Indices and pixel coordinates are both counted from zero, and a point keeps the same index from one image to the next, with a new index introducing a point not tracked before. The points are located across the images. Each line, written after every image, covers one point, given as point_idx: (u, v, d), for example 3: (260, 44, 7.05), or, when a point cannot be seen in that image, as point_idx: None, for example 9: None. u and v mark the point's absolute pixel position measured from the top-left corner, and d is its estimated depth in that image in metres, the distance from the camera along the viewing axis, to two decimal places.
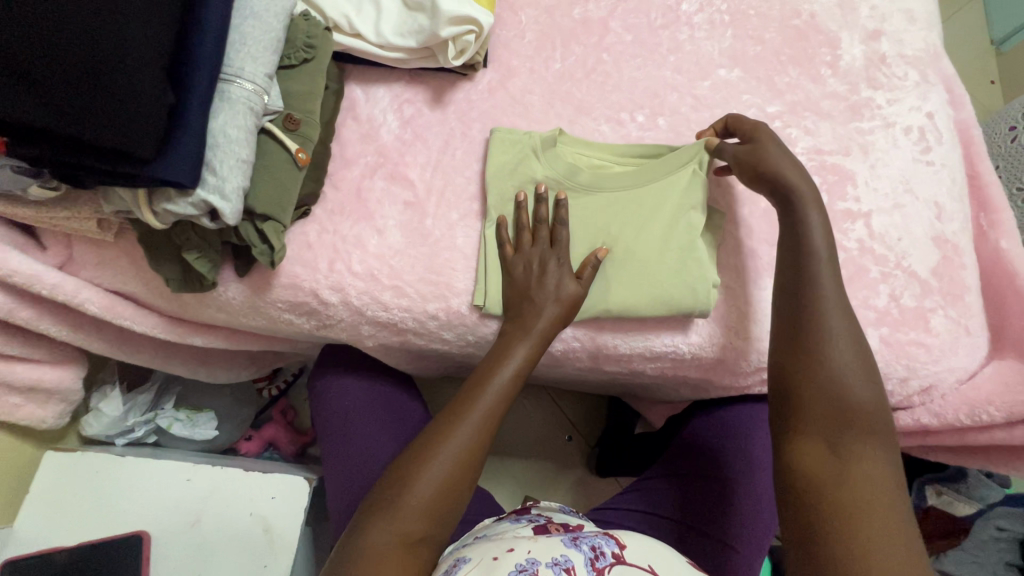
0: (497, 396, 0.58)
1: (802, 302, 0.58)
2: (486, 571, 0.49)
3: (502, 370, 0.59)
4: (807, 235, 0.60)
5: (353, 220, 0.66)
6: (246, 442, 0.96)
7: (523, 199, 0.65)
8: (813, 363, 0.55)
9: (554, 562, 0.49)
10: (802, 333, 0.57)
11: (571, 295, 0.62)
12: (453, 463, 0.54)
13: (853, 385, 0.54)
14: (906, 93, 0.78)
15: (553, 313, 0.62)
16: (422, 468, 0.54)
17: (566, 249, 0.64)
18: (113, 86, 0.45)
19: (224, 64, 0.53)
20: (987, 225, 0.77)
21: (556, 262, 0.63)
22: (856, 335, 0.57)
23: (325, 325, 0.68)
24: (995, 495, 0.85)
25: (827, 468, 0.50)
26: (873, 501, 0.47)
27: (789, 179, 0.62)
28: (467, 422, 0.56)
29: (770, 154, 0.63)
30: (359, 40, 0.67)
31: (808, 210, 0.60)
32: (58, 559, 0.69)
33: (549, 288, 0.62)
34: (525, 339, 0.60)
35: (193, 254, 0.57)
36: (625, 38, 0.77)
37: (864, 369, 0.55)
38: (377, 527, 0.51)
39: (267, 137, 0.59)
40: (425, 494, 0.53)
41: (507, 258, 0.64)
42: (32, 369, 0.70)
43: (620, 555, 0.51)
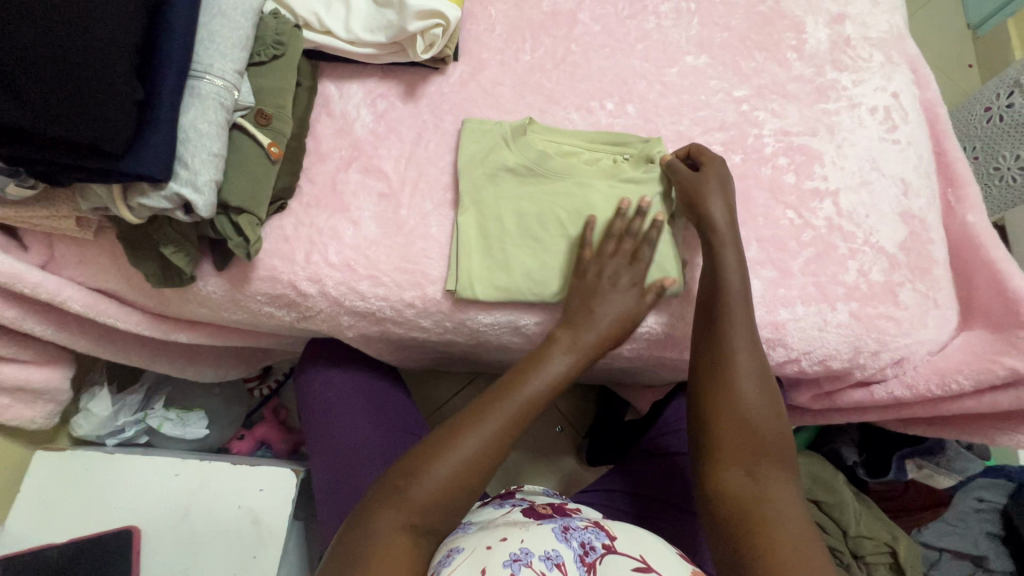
0: (532, 400, 0.59)
1: (712, 329, 0.62)
2: (479, 561, 0.48)
3: (537, 373, 0.60)
4: (725, 278, 0.62)
5: (329, 213, 0.67)
6: (238, 441, 0.98)
7: (625, 207, 0.66)
8: (723, 395, 0.59)
9: (546, 555, 0.48)
10: (717, 370, 0.60)
11: (631, 310, 0.64)
12: (472, 456, 0.55)
13: (757, 413, 0.58)
14: (871, 74, 0.80)
15: (612, 317, 0.63)
16: (438, 457, 0.55)
17: (643, 264, 0.65)
18: (81, 83, 0.46)
19: (194, 62, 0.55)
20: (955, 200, 0.79)
21: (637, 271, 0.65)
22: (761, 361, 0.61)
23: (306, 317, 0.69)
24: (974, 467, 0.87)
25: (746, 495, 0.54)
26: (792, 528, 0.50)
27: (714, 219, 0.64)
28: (492, 422, 0.57)
29: (711, 193, 0.64)
30: (330, 37, 0.69)
31: (725, 249, 0.63)
32: (50, 553, 0.70)
33: (622, 300, 0.64)
34: (567, 351, 0.62)
35: (170, 249, 0.59)
36: (593, 29, 0.79)
37: (769, 401, 0.59)
38: (386, 513, 0.52)
39: (240, 132, 0.60)
40: (438, 484, 0.53)
41: (582, 260, 0.66)
42: (20, 369, 0.71)
43: (610, 546, 0.51)
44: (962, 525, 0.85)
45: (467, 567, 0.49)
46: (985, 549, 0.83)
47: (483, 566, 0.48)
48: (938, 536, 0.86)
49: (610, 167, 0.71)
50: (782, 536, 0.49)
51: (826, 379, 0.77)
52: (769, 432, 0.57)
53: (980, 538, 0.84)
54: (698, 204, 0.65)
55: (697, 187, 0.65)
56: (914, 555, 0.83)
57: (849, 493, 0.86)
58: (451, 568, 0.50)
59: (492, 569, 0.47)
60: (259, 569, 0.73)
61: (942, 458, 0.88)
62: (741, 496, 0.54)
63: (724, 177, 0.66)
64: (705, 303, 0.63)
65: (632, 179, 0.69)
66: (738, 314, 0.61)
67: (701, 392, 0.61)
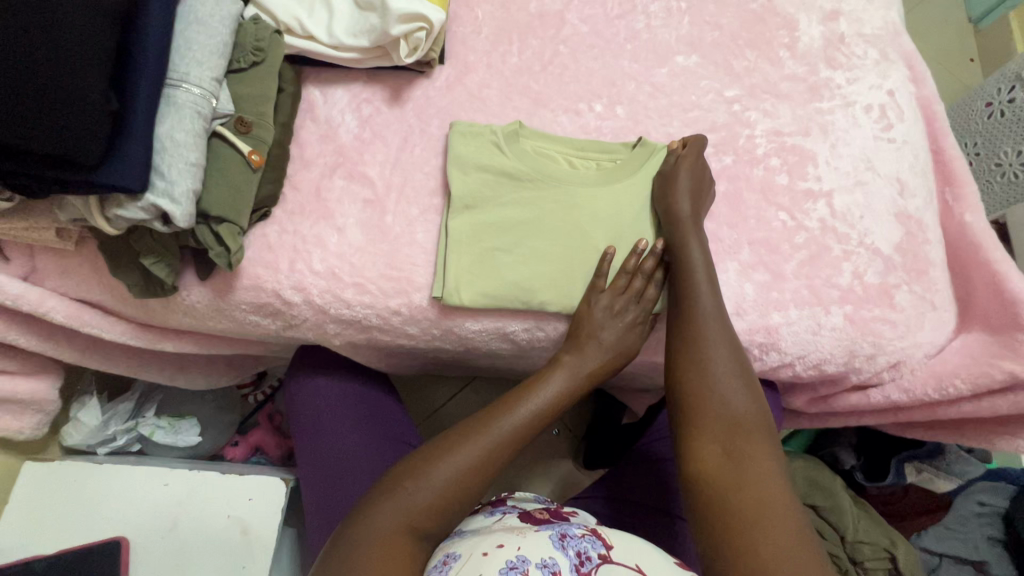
0: (529, 414, 0.59)
1: (682, 308, 0.61)
2: (475, 568, 0.48)
3: (536, 390, 0.61)
4: (690, 261, 0.63)
5: (313, 220, 0.66)
6: (232, 447, 0.97)
7: (641, 247, 0.65)
8: (699, 370, 0.57)
9: (542, 564, 0.47)
10: (689, 345, 0.59)
11: (631, 345, 0.66)
12: (464, 469, 0.55)
13: (732, 388, 0.56)
14: (866, 72, 0.78)
15: (617, 342, 0.64)
16: (431, 468, 0.54)
17: (648, 301, 0.66)
18: (51, 95, 0.46)
19: (170, 70, 0.54)
20: (952, 199, 0.77)
21: (643, 309, 0.66)
22: (731, 337, 0.59)
23: (291, 325, 0.68)
24: (975, 470, 0.87)
25: (725, 471, 0.51)
26: (770, 505, 0.48)
27: (678, 209, 0.65)
28: (486, 434, 0.57)
29: (679, 185, 0.65)
30: (313, 42, 0.68)
31: (688, 238, 0.64)
32: (39, 566, 0.70)
33: (631, 338, 0.65)
34: (560, 374, 0.63)
35: (150, 259, 0.58)
36: (582, 30, 0.78)
37: (745, 377, 0.57)
38: (372, 519, 0.51)
39: (219, 140, 0.60)
40: (427, 491, 0.53)
41: (596, 290, 0.65)
42: (6, 381, 0.71)
43: (606, 555, 0.50)
44: (963, 529, 0.84)
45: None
46: (985, 554, 0.81)
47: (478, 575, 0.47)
48: (939, 541, 0.85)
49: (600, 171, 0.70)
50: (760, 519, 0.47)
51: (821, 383, 0.75)
52: (745, 406, 0.55)
53: (982, 543, 0.82)
54: (669, 188, 0.66)
55: (667, 175, 0.67)
56: (913, 560, 0.82)
57: (848, 498, 0.86)
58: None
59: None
60: None
61: (942, 459, 0.87)
62: (718, 472, 0.51)
63: (698, 169, 0.67)
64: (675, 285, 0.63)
65: (628, 185, 0.69)
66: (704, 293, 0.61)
67: (678, 368, 0.59)
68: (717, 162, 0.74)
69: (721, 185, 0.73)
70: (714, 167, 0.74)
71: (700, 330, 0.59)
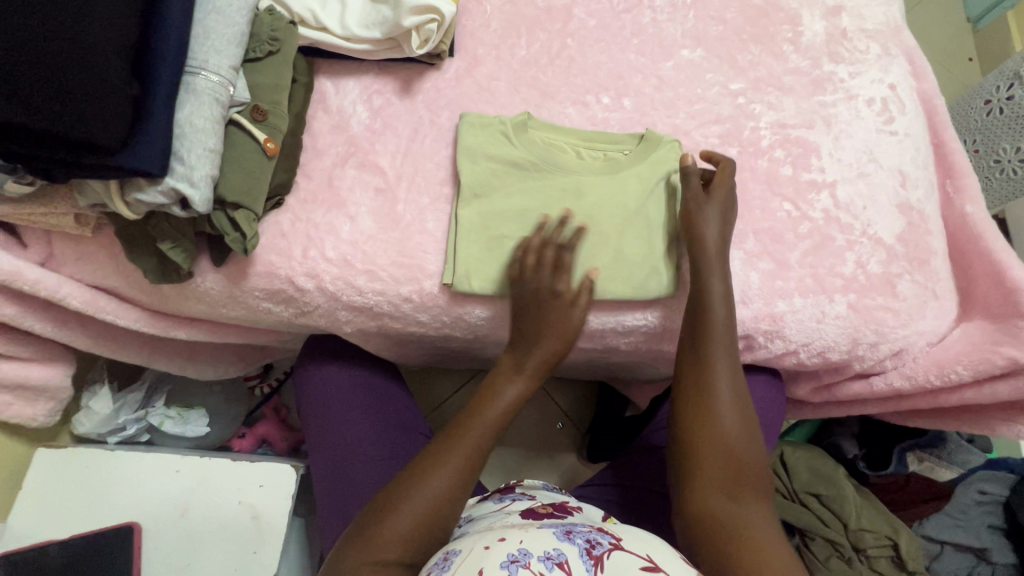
0: (490, 426, 0.61)
1: (695, 354, 0.64)
2: (475, 563, 0.45)
3: (497, 401, 0.62)
4: (710, 302, 0.64)
5: (325, 208, 0.67)
6: (239, 440, 0.98)
7: (544, 225, 0.67)
8: (706, 420, 0.61)
9: (546, 556, 0.45)
10: (699, 391, 0.62)
11: (573, 328, 0.65)
12: (443, 492, 0.55)
13: (735, 439, 0.60)
14: (868, 66, 0.80)
15: (556, 333, 0.65)
16: (408, 494, 0.55)
17: (567, 274, 0.65)
18: (75, 78, 0.47)
19: (189, 58, 0.55)
20: (953, 191, 0.78)
21: (563, 288, 0.65)
22: (739, 387, 0.63)
23: (303, 312, 0.69)
24: (976, 459, 0.88)
25: (727, 517, 0.55)
26: (767, 553, 0.51)
27: (704, 238, 0.65)
28: (458, 455, 0.58)
29: (708, 216, 0.65)
30: (326, 33, 0.69)
31: (711, 277, 0.64)
32: (53, 551, 0.71)
33: (562, 318, 0.65)
34: (517, 378, 0.64)
35: (167, 244, 0.59)
36: (589, 24, 0.79)
37: (749, 428, 0.61)
38: (361, 553, 0.52)
39: (236, 128, 0.61)
40: (406, 519, 0.53)
41: (512, 280, 0.66)
42: (19, 367, 0.72)
43: (616, 543, 0.48)
44: (965, 518, 0.85)
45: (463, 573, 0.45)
46: (987, 542, 0.83)
47: (479, 568, 0.44)
48: (940, 528, 0.86)
49: (606, 162, 0.71)
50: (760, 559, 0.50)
51: (825, 371, 0.77)
52: (747, 457, 0.59)
53: (983, 530, 0.84)
54: (693, 212, 0.66)
55: (693, 203, 0.66)
56: (916, 547, 0.83)
57: (850, 486, 0.87)
58: (450, 572, 0.46)
59: (488, 570, 0.44)
60: (261, 564, 0.74)
61: (945, 449, 0.90)
62: (721, 517, 0.55)
63: (726, 202, 0.67)
64: (688, 327, 0.65)
65: (636, 175, 0.70)
66: (719, 339, 0.63)
67: (686, 415, 0.62)
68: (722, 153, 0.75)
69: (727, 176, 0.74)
70: None
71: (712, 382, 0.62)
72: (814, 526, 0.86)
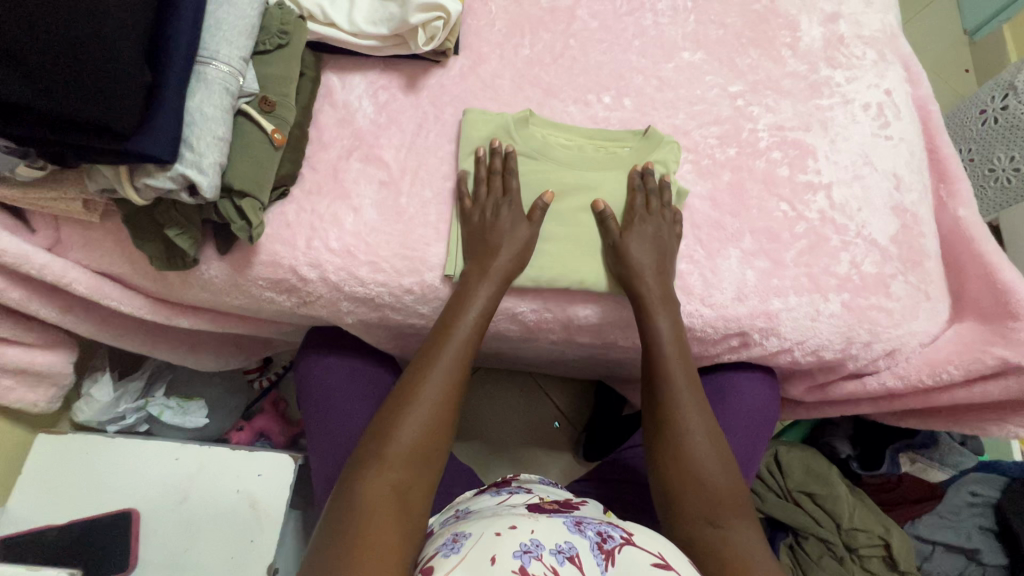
0: (463, 342, 0.62)
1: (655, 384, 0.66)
2: (488, 548, 0.45)
3: (467, 310, 0.64)
4: (660, 339, 0.66)
5: (330, 200, 0.68)
6: (237, 432, 0.98)
7: (481, 154, 0.69)
8: (682, 439, 0.63)
9: (557, 549, 0.45)
10: (670, 421, 0.64)
11: (528, 237, 0.67)
12: (433, 415, 0.58)
13: (711, 460, 0.62)
14: (864, 72, 0.81)
15: (510, 251, 0.66)
16: (398, 428, 0.57)
17: (516, 197, 0.68)
18: (89, 65, 0.48)
19: (200, 48, 0.57)
20: (947, 196, 0.80)
21: (512, 209, 0.67)
22: (705, 413, 0.65)
23: (306, 302, 0.70)
24: (967, 462, 0.90)
25: (711, 531, 0.57)
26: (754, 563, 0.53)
27: (643, 277, 0.66)
28: (439, 372, 0.60)
29: (636, 256, 0.66)
30: (333, 29, 0.71)
31: (656, 313, 0.66)
32: (51, 535, 0.72)
33: (509, 231, 0.66)
34: (483, 283, 0.65)
35: (174, 231, 0.60)
36: (591, 25, 0.81)
37: (722, 453, 0.63)
38: (371, 483, 0.53)
39: (244, 118, 0.62)
40: (400, 452, 0.55)
41: (464, 210, 0.68)
42: (24, 352, 0.72)
43: (628, 538, 0.48)
44: (955, 518, 0.87)
45: (474, 556, 0.45)
46: (977, 542, 0.84)
47: (493, 554, 0.44)
48: (932, 529, 0.87)
49: (606, 160, 0.73)
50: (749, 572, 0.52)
51: (819, 370, 0.78)
52: (723, 474, 0.61)
53: (973, 531, 0.85)
54: (620, 256, 0.67)
55: (618, 247, 0.67)
56: (907, 546, 0.84)
57: (843, 486, 0.88)
58: (460, 555, 0.46)
59: (502, 558, 0.44)
60: (257, 554, 0.74)
61: (936, 450, 0.91)
62: (708, 532, 0.57)
63: (649, 237, 0.68)
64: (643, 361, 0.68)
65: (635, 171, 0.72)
66: (674, 368, 0.65)
67: (661, 439, 0.64)
68: (721, 153, 0.76)
69: (725, 176, 0.75)
70: (719, 158, 0.76)
71: (679, 409, 0.64)
72: (807, 525, 0.87)
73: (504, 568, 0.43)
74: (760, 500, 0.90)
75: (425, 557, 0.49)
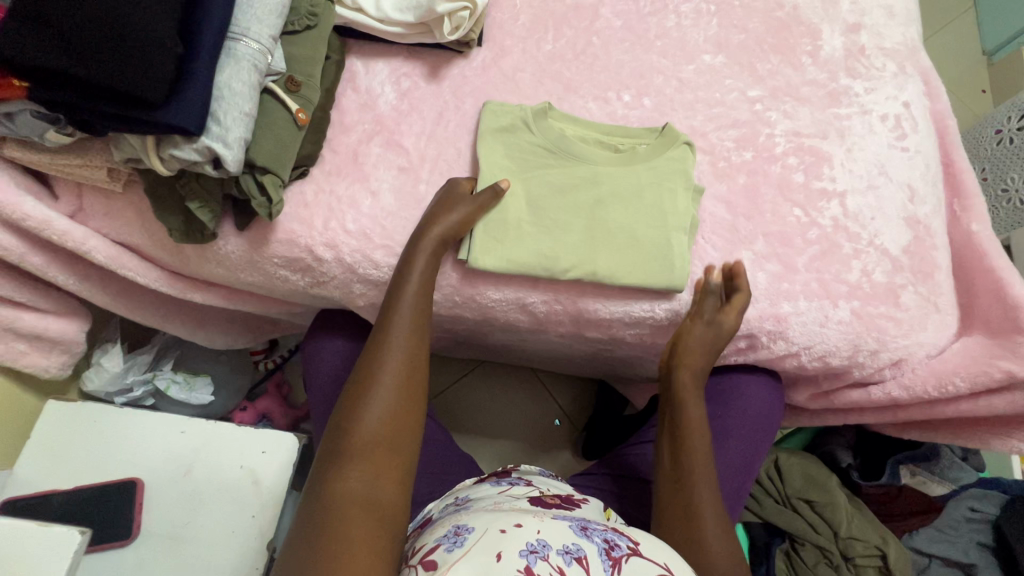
0: (412, 320, 0.61)
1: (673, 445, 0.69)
2: (492, 546, 0.44)
3: (405, 292, 0.62)
4: (687, 409, 0.70)
5: (348, 182, 0.69)
6: (241, 412, 1.00)
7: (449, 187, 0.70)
8: (684, 503, 0.64)
9: (565, 549, 0.44)
10: (677, 482, 0.66)
11: (473, 204, 0.67)
12: (388, 407, 0.56)
13: (711, 529, 0.61)
14: (883, 83, 0.82)
15: (426, 267, 0.64)
16: (364, 403, 0.56)
17: (463, 180, 0.69)
18: (124, 34, 0.49)
19: (232, 24, 0.58)
20: (960, 210, 0.80)
21: (459, 184, 0.68)
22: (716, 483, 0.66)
23: (319, 282, 0.71)
24: (968, 476, 0.90)
25: None
26: None
27: (689, 359, 0.71)
28: (392, 357, 0.59)
29: (698, 341, 0.71)
30: (361, 14, 0.72)
31: (689, 390, 0.71)
32: (56, 502, 0.72)
33: (457, 203, 0.66)
34: (417, 260, 0.64)
35: (195, 203, 0.61)
36: (614, 23, 0.81)
37: (723, 526, 0.62)
38: (341, 481, 0.52)
39: (270, 97, 0.63)
40: (369, 428, 0.55)
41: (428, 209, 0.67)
42: (39, 317, 0.73)
43: (635, 548, 0.47)
44: (954, 533, 0.88)
45: (478, 554, 0.44)
46: (974, 557, 0.86)
47: (499, 552, 0.43)
48: (931, 542, 0.89)
49: (622, 155, 0.73)
50: None
51: (824, 377, 0.78)
52: (719, 546, 0.60)
53: (971, 546, 0.87)
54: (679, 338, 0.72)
55: (683, 330, 0.72)
56: (903, 558, 0.84)
57: (842, 495, 0.88)
58: (464, 548, 0.45)
59: (507, 557, 0.43)
60: (257, 530, 0.74)
61: (937, 465, 0.90)
62: None
63: (730, 330, 0.69)
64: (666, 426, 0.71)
65: (652, 167, 0.72)
66: (696, 436, 0.68)
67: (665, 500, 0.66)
68: (738, 157, 0.77)
69: (740, 179, 0.76)
70: (735, 161, 0.76)
71: (690, 469, 0.66)
72: (804, 531, 0.87)
73: (510, 567, 0.42)
74: (758, 506, 0.90)
75: (424, 550, 0.48)
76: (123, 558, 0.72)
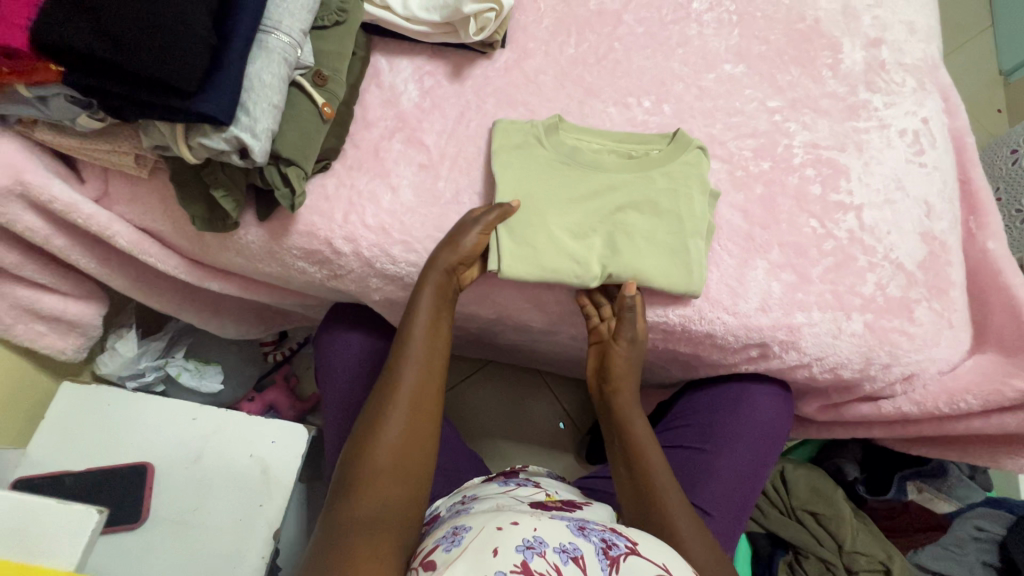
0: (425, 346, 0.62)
1: (629, 461, 0.66)
2: (488, 541, 0.44)
3: (418, 312, 0.63)
4: (631, 427, 0.68)
5: (369, 177, 0.70)
6: (248, 402, 0.98)
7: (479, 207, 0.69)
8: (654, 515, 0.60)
9: (561, 548, 0.44)
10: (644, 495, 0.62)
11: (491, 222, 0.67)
12: (400, 437, 0.56)
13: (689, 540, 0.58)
14: (903, 99, 0.82)
15: (437, 290, 0.65)
16: (376, 433, 0.56)
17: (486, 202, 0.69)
18: (161, 23, 0.50)
19: (264, 17, 0.59)
20: (976, 227, 0.80)
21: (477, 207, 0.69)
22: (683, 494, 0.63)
23: (336, 275, 0.72)
24: (976, 496, 0.90)
25: None
26: None
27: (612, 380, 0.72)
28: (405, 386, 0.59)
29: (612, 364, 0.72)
30: (388, 12, 0.73)
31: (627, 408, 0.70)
32: (68, 481, 0.73)
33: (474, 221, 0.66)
34: (432, 272, 0.64)
35: (220, 192, 0.61)
36: (636, 30, 0.82)
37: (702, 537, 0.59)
38: (353, 510, 0.52)
39: (297, 90, 0.64)
40: (383, 457, 0.55)
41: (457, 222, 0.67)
42: (59, 300, 0.74)
43: (633, 547, 0.47)
44: (960, 552, 0.86)
45: (473, 552, 0.44)
46: None
47: (495, 546, 0.44)
48: (935, 560, 0.87)
49: (637, 160, 0.74)
50: None
51: (834, 389, 0.78)
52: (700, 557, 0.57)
53: (976, 566, 0.84)
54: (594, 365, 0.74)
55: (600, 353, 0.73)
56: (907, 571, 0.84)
57: (848, 508, 0.87)
58: (461, 547, 0.45)
59: (503, 552, 0.43)
60: (266, 519, 0.75)
61: (944, 483, 0.92)
62: None
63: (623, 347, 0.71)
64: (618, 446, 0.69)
65: (667, 172, 0.73)
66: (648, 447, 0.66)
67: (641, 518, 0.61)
68: (756, 166, 0.77)
69: (757, 188, 0.76)
70: (753, 170, 0.77)
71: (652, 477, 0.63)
72: (808, 545, 0.87)
73: (505, 561, 0.42)
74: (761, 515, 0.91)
75: (425, 549, 0.48)
76: (130, 541, 0.72)
